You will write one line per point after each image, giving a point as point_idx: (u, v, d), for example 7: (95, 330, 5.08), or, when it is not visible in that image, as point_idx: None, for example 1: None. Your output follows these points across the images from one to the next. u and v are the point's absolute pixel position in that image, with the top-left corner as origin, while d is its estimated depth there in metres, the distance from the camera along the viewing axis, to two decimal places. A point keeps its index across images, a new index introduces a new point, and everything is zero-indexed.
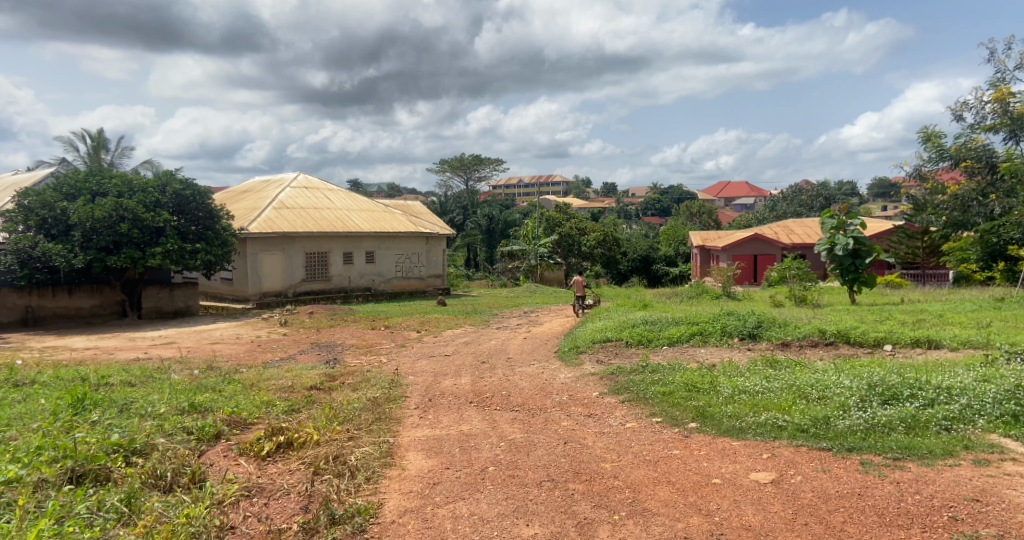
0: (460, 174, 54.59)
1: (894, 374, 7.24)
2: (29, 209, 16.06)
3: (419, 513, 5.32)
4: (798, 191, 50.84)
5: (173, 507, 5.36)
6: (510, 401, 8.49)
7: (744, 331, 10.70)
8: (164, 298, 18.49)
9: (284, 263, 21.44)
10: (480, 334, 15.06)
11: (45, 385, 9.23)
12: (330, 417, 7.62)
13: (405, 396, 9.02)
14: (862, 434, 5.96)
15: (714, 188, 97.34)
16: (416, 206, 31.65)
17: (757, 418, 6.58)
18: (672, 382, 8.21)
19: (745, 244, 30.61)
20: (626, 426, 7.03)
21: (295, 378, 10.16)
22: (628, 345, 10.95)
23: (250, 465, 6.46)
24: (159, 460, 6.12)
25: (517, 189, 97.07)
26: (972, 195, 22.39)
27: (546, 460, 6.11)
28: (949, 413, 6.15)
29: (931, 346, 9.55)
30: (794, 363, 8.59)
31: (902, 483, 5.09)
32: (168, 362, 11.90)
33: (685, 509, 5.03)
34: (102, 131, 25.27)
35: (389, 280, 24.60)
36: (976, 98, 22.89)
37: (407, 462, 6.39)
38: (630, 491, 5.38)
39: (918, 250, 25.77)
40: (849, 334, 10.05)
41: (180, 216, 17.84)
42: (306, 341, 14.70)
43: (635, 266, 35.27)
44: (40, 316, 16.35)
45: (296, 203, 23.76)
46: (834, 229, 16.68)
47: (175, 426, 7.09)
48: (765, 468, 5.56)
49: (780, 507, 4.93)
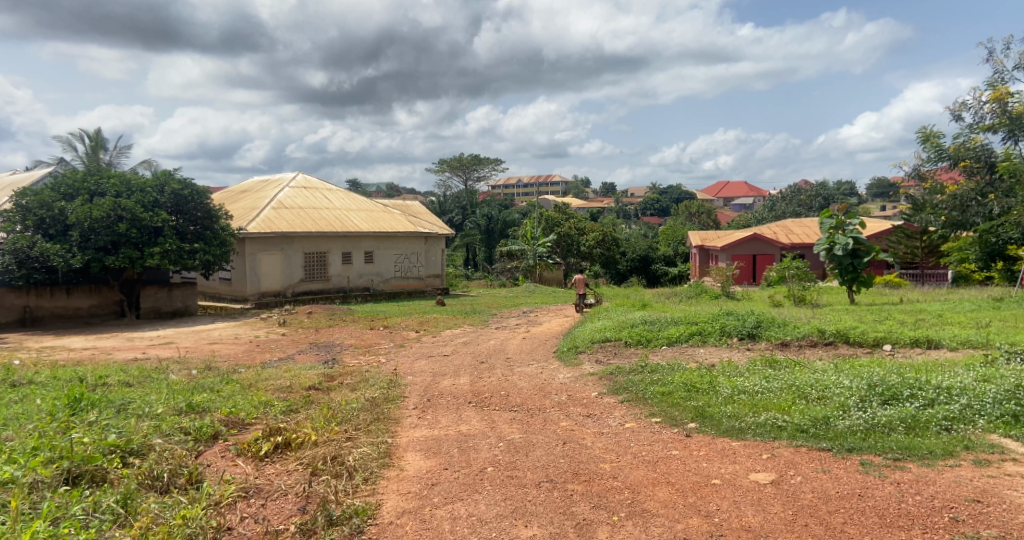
0: (459, 174, 54.58)
1: (893, 374, 7.22)
2: (27, 209, 16.03)
3: (417, 514, 5.29)
4: (797, 191, 50.81)
5: (170, 508, 5.33)
6: (509, 401, 8.47)
7: (743, 330, 10.68)
8: (162, 298, 18.45)
9: (283, 263, 21.40)
10: (480, 334, 15.04)
11: (43, 385, 9.19)
12: (328, 417, 7.60)
13: (404, 396, 8.99)
14: (862, 434, 5.94)
15: (714, 189, 97.31)
16: (416, 206, 31.63)
17: (756, 418, 6.56)
18: (672, 382, 8.19)
19: (744, 244, 30.60)
20: (625, 426, 7.01)
21: (293, 378, 10.13)
22: (627, 345, 10.93)
23: (248, 465, 6.43)
24: (155, 461, 6.09)
25: (517, 189, 97.05)
26: (971, 195, 22.30)
27: (545, 461, 6.09)
28: (949, 413, 6.13)
29: (931, 346, 9.53)
30: (794, 363, 8.56)
31: (902, 483, 5.07)
32: (166, 362, 11.88)
33: (685, 509, 5.01)
34: (100, 131, 25.24)
35: (388, 280, 24.57)
36: (974, 98, 22.88)
37: (406, 463, 6.37)
38: (630, 491, 5.35)
39: (917, 250, 25.79)
40: (848, 334, 10.03)
41: (178, 216, 17.81)
42: (305, 341, 14.66)
43: (634, 266, 35.24)
44: (39, 316, 16.31)
45: (295, 203, 23.72)
46: (833, 229, 16.66)
47: (172, 426, 7.06)
48: (765, 468, 5.54)
49: (780, 508, 4.91)
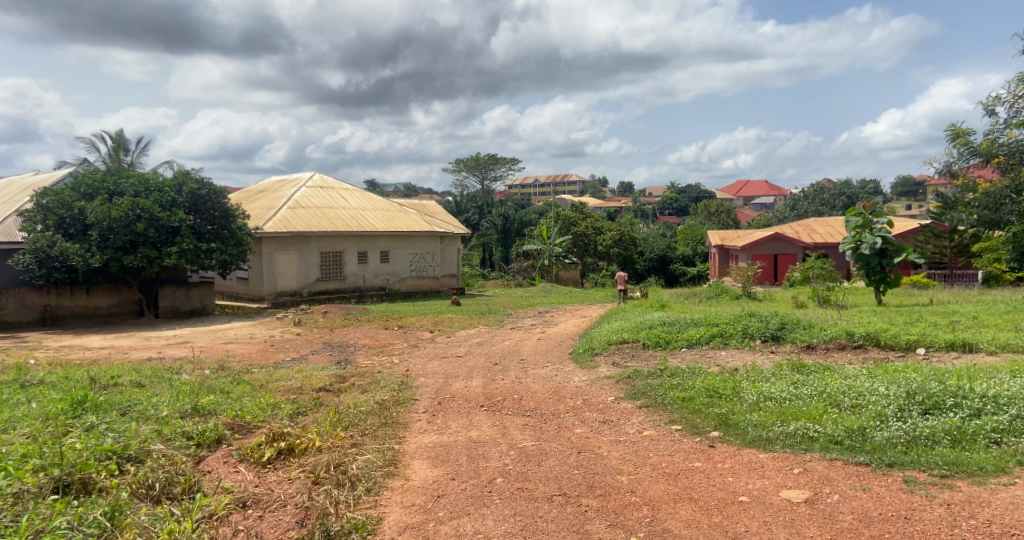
0: (476, 174, 54.25)
1: (933, 381, 6.72)
2: (47, 208, 15.82)
3: (420, 530, 4.94)
4: (820, 191, 50.26)
5: (160, 521, 5.03)
6: (522, 405, 8.12)
7: (767, 332, 10.26)
8: (179, 298, 18.20)
9: (298, 263, 21.17)
10: (494, 334, 14.68)
11: (55, 386, 8.96)
12: (334, 422, 7.25)
13: (415, 398, 8.67)
14: (903, 448, 5.51)
15: (733, 187, 96.31)
16: (432, 205, 31.34)
17: (785, 427, 6.13)
18: (693, 387, 7.75)
19: (765, 243, 30.04)
20: (644, 434, 6.61)
21: (305, 379, 9.88)
22: (645, 347, 10.52)
23: (250, 473, 6.11)
24: (150, 468, 5.77)
25: (533, 189, 96.71)
26: (1005, 192, 21.49)
27: (558, 472, 5.71)
28: (998, 424, 5.67)
29: (967, 350, 9.07)
30: (823, 368, 8.14)
31: (953, 505, 4.65)
32: (179, 362, 11.61)
33: (710, 530, 4.62)
34: (122, 132, 25.16)
35: (404, 280, 24.30)
36: (1009, 92, 21.93)
37: (412, 472, 6.02)
38: (649, 508, 4.97)
39: (945, 250, 25.73)
40: (878, 337, 9.61)
41: (195, 215, 17.56)
42: (318, 341, 14.37)
43: (652, 266, 34.66)
44: (59, 315, 16.16)
45: (311, 203, 23.43)
46: (859, 228, 16.09)
47: (174, 429, 6.74)
48: (798, 485, 5.13)
49: (817, 531, 4.50)
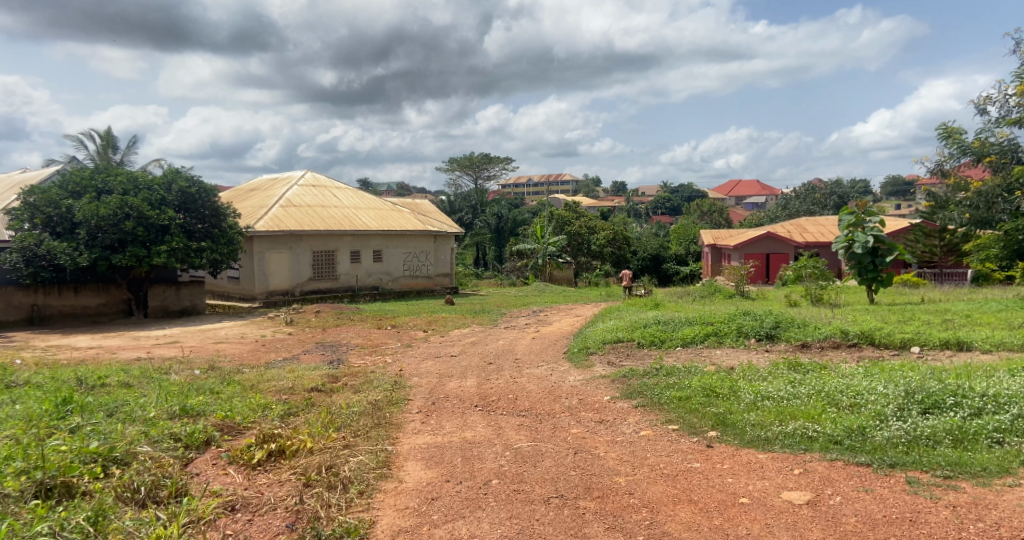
0: (470, 174, 54.06)
1: (932, 380, 6.64)
2: (34, 206, 15.64)
3: (414, 534, 4.85)
4: (812, 191, 50.37)
5: (146, 526, 4.91)
6: (516, 405, 8.01)
7: (761, 331, 10.19)
8: (169, 297, 18.01)
9: (290, 262, 21.01)
10: (487, 334, 14.54)
11: (41, 386, 8.81)
12: (326, 423, 7.14)
13: (408, 398, 8.57)
14: (904, 448, 5.45)
15: (725, 187, 96.42)
16: (426, 204, 31.14)
17: (783, 427, 6.06)
18: (690, 386, 7.66)
19: (757, 242, 30.05)
20: (641, 434, 6.53)
21: (296, 378, 9.76)
22: (639, 345, 10.44)
23: (239, 475, 5.99)
24: (137, 472, 5.64)
25: (525, 188, 96.53)
26: (997, 191, 21.46)
27: (555, 473, 5.63)
28: (1000, 423, 5.61)
29: (961, 349, 9.05)
30: (820, 367, 8.06)
31: (958, 507, 4.58)
32: (168, 362, 11.46)
33: (710, 533, 4.54)
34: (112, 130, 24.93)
35: (397, 279, 24.15)
36: (999, 92, 21.98)
37: (405, 474, 5.91)
38: (648, 510, 4.88)
39: (935, 249, 25.85)
40: (873, 336, 9.56)
41: (185, 213, 17.37)
42: (310, 341, 14.20)
43: (644, 265, 34.72)
44: (46, 314, 15.97)
45: (303, 202, 23.25)
46: (851, 227, 15.96)
47: (161, 432, 6.60)
48: (799, 486, 5.05)
49: (821, 533, 4.44)
